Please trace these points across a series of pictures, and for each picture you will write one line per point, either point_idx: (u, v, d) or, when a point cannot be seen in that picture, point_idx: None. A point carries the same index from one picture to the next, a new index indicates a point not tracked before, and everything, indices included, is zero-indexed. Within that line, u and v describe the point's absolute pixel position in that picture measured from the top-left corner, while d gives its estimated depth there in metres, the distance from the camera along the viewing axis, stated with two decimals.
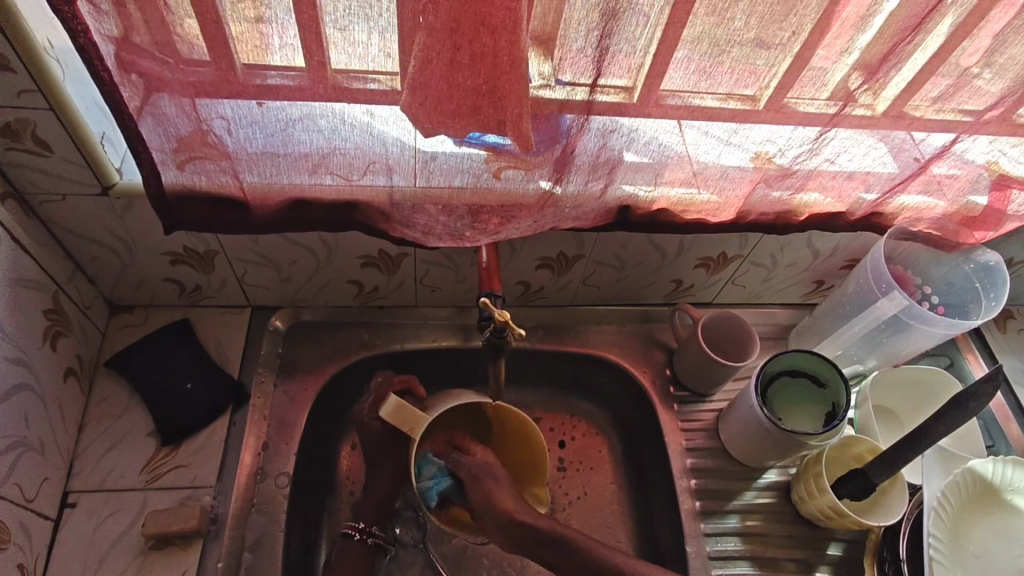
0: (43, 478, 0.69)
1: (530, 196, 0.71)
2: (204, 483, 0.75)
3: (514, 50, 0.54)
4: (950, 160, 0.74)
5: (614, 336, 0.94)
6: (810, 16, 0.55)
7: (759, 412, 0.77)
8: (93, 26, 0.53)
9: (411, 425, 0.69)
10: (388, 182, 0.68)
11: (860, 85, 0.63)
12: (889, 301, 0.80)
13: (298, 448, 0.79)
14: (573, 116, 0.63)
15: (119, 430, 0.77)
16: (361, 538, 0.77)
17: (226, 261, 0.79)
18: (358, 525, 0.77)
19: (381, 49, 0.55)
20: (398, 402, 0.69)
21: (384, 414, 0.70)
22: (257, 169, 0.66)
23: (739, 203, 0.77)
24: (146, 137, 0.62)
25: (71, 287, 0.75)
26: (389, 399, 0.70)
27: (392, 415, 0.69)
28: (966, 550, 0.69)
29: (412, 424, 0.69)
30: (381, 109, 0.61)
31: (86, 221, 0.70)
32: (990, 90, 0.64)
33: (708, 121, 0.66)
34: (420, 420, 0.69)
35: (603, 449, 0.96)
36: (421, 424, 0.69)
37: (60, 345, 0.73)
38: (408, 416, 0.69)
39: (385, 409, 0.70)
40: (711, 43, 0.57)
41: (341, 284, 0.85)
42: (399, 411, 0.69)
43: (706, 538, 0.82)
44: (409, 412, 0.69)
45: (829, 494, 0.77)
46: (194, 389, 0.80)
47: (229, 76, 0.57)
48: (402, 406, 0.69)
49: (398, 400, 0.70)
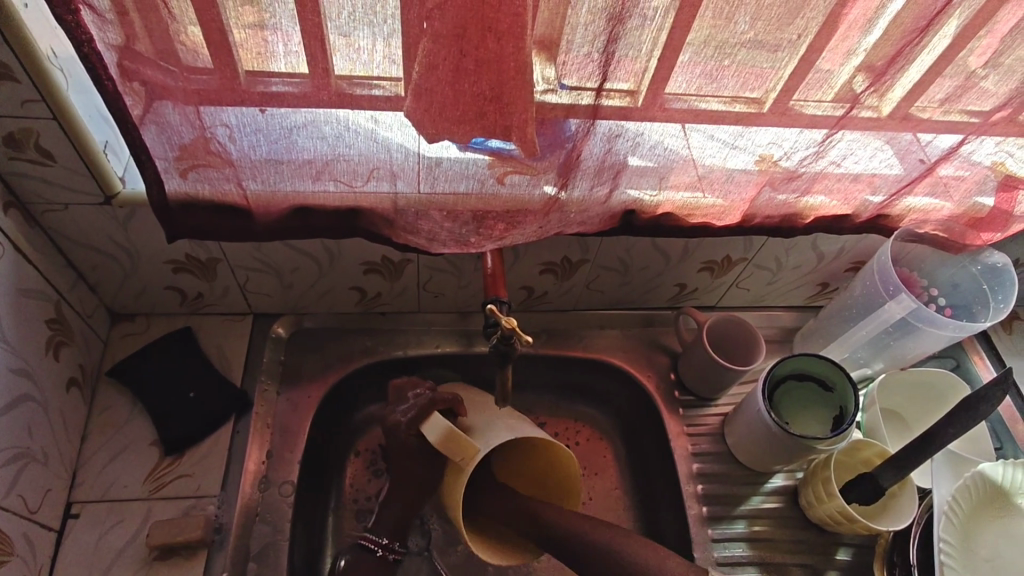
0: (47, 489, 0.69)
1: (535, 202, 0.71)
2: (208, 493, 0.75)
3: (519, 55, 0.54)
4: (956, 162, 0.73)
5: (618, 341, 0.94)
6: (816, 18, 0.55)
7: (766, 416, 0.77)
8: (96, 34, 0.53)
9: (462, 454, 0.68)
10: (392, 188, 0.68)
11: (865, 88, 0.62)
12: (897, 304, 0.79)
13: (302, 456, 0.78)
14: (578, 121, 0.63)
15: (122, 440, 0.77)
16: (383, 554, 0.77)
17: (228, 269, 0.78)
18: (381, 540, 0.77)
19: (385, 55, 0.55)
20: (449, 431, 0.67)
21: (433, 439, 0.68)
22: (260, 176, 0.65)
23: (744, 207, 0.77)
24: (149, 145, 0.61)
25: (73, 296, 0.74)
26: (440, 425, 0.67)
27: (440, 442, 0.67)
28: (976, 553, 0.68)
29: (463, 454, 0.68)
30: (385, 115, 0.61)
31: (89, 230, 0.70)
32: (997, 91, 0.64)
33: (713, 125, 0.65)
34: (472, 453, 0.68)
35: (608, 455, 0.95)
36: (473, 458, 0.68)
37: (62, 355, 0.72)
38: (459, 446, 0.68)
39: (435, 435, 0.67)
40: (716, 47, 0.57)
41: (344, 291, 0.84)
42: (449, 440, 0.67)
43: (714, 544, 0.81)
44: (460, 443, 0.67)
45: (839, 499, 0.76)
46: (197, 398, 0.79)
47: (232, 84, 0.57)
48: (453, 435, 0.67)
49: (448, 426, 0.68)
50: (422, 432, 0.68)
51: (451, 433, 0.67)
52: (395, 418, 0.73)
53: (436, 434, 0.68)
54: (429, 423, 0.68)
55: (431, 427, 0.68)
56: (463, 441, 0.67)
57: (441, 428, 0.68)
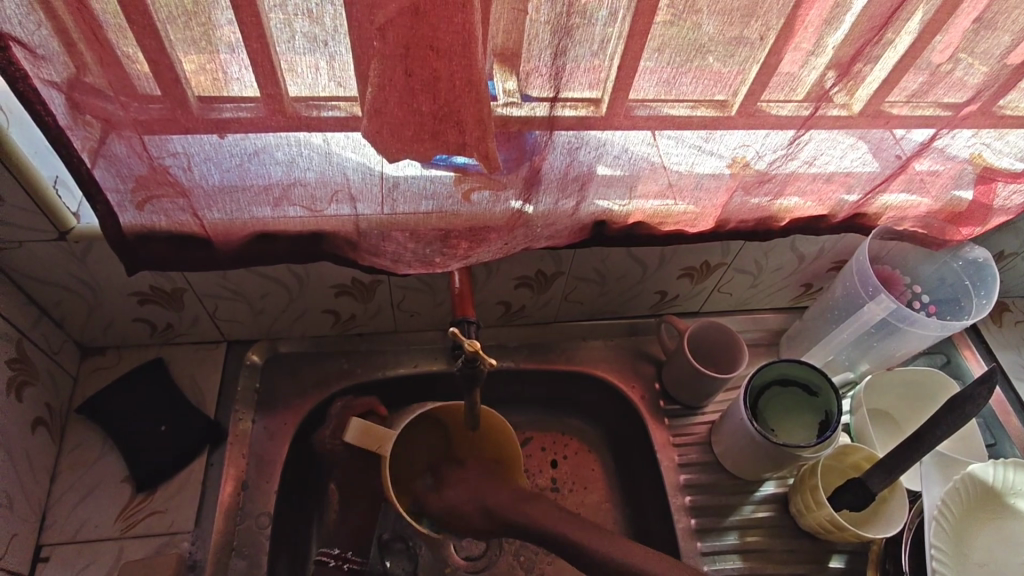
0: (12, 534, 0.68)
1: (499, 217, 0.69)
2: (181, 530, 0.73)
3: (470, 72, 0.52)
4: (932, 157, 0.72)
5: (601, 352, 0.92)
6: (774, 19, 0.54)
7: (749, 425, 0.76)
8: (31, 70, 0.52)
9: (377, 443, 0.73)
10: (353, 211, 0.66)
11: (834, 84, 0.61)
12: (877, 304, 0.78)
13: (279, 486, 0.76)
14: (538, 132, 0.61)
15: (92, 479, 0.75)
16: (335, 564, 0.76)
17: (195, 298, 0.77)
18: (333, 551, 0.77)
19: (333, 77, 0.54)
20: (363, 426, 0.74)
21: (351, 437, 0.74)
22: (217, 205, 0.64)
23: (717, 212, 0.75)
24: (99, 179, 0.60)
25: (36, 333, 0.73)
26: (353, 424, 0.74)
27: (357, 438, 0.73)
28: (970, 558, 0.66)
29: (378, 442, 0.73)
30: (338, 137, 0.59)
31: (47, 267, 0.68)
32: (969, 83, 0.62)
33: (679, 130, 0.64)
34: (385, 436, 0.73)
35: (596, 468, 0.94)
36: (386, 439, 0.72)
37: (25, 395, 0.71)
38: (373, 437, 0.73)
39: (351, 434, 0.74)
40: (675, 51, 0.56)
41: (316, 315, 0.83)
42: (363, 434, 0.73)
43: (704, 557, 0.79)
44: (376, 433, 0.73)
45: (827, 507, 0.75)
46: (168, 432, 0.78)
47: (180, 113, 0.55)
48: (366, 428, 0.73)
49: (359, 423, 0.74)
50: (343, 438, 0.74)
51: (362, 426, 0.74)
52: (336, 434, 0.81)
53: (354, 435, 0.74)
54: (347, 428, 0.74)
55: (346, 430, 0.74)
56: (375, 429, 0.73)
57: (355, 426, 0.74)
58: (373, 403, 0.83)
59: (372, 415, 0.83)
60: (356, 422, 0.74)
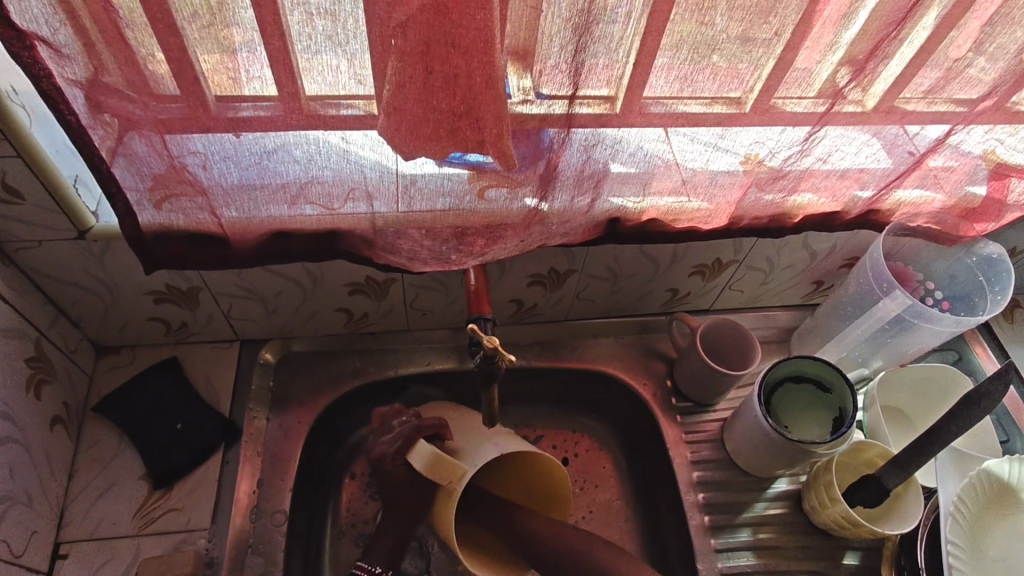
0: (32, 531, 0.68)
1: (516, 215, 0.69)
2: (198, 526, 0.74)
3: (488, 70, 0.52)
4: (946, 153, 0.72)
5: (612, 349, 0.92)
6: (791, 16, 0.54)
7: (764, 422, 0.76)
8: (55, 69, 0.52)
9: (449, 476, 0.69)
10: (369, 209, 0.67)
11: (848, 82, 0.61)
12: (891, 301, 0.78)
13: (294, 483, 0.77)
14: (554, 130, 0.61)
15: (110, 476, 0.76)
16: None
17: (211, 297, 0.77)
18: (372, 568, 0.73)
19: (352, 75, 0.54)
20: (434, 455, 0.68)
21: (420, 466, 0.69)
22: (235, 204, 0.64)
23: (730, 209, 0.75)
24: (119, 177, 0.60)
25: (54, 332, 0.73)
26: (424, 453, 0.68)
27: (427, 468, 0.68)
28: (986, 554, 0.66)
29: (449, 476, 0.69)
30: (356, 135, 0.60)
31: (65, 266, 0.69)
32: (983, 78, 0.62)
33: (694, 127, 0.64)
34: (458, 473, 0.69)
35: (607, 465, 0.94)
36: (459, 476, 0.69)
37: (44, 393, 0.71)
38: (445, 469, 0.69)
39: (421, 463, 0.68)
40: (691, 49, 0.56)
41: (330, 313, 0.83)
42: (434, 464, 0.68)
43: (717, 554, 0.79)
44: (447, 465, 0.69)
45: (842, 503, 0.75)
46: (185, 430, 0.78)
47: (200, 112, 0.56)
48: (438, 460, 0.68)
49: (431, 451, 0.69)
50: (408, 460, 0.69)
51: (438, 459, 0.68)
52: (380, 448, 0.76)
53: (421, 461, 0.69)
54: (415, 453, 0.69)
55: (416, 456, 0.68)
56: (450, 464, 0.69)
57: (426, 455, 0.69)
58: (441, 426, 0.75)
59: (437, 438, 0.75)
60: (428, 449, 0.68)
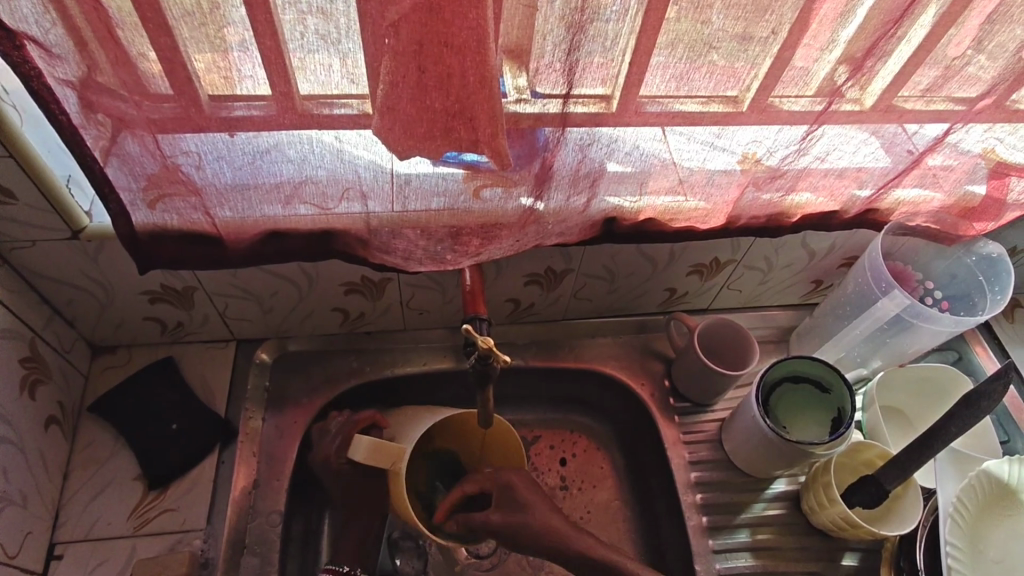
0: (27, 532, 0.68)
1: (511, 215, 0.69)
2: (194, 527, 0.74)
3: (482, 69, 0.52)
4: (945, 151, 0.71)
5: (610, 349, 0.92)
6: (788, 14, 0.53)
7: (762, 422, 0.75)
8: (46, 69, 0.52)
9: (392, 458, 0.69)
10: (364, 209, 0.66)
11: (846, 80, 0.60)
12: (890, 300, 0.77)
13: (289, 483, 0.76)
14: (549, 129, 0.61)
15: (105, 477, 0.76)
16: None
17: (206, 297, 0.77)
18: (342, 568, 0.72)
19: (345, 75, 0.54)
20: (373, 442, 0.69)
21: (361, 458, 0.69)
22: (228, 204, 0.64)
23: (728, 209, 0.75)
24: (112, 177, 0.60)
25: (49, 332, 0.73)
26: (362, 442, 0.69)
27: (369, 456, 0.69)
28: (986, 555, 0.66)
29: (393, 457, 0.70)
30: (349, 134, 0.59)
31: (59, 266, 0.69)
32: (982, 77, 0.62)
33: (690, 126, 0.64)
34: (401, 453, 0.70)
35: (604, 465, 0.93)
36: (403, 457, 0.69)
37: (39, 394, 0.71)
38: (386, 452, 0.70)
39: (360, 453, 0.69)
40: (687, 47, 0.55)
41: (326, 313, 0.83)
42: (375, 451, 0.69)
43: (716, 555, 0.79)
44: (387, 448, 0.69)
45: (840, 504, 0.75)
46: (180, 430, 0.78)
47: (192, 112, 0.55)
48: (377, 444, 0.69)
49: (370, 441, 0.69)
50: (351, 456, 0.69)
51: (375, 445, 0.69)
52: (324, 450, 0.75)
53: (364, 453, 0.69)
54: (354, 448, 0.70)
55: (354, 448, 0.69)
56: (388, 446, 0.69)
57: (364, 445, 0.69)
58: (377, 415, 0.75)
59: (376, 428, 0.75)
60: (364, 439, 0.69)
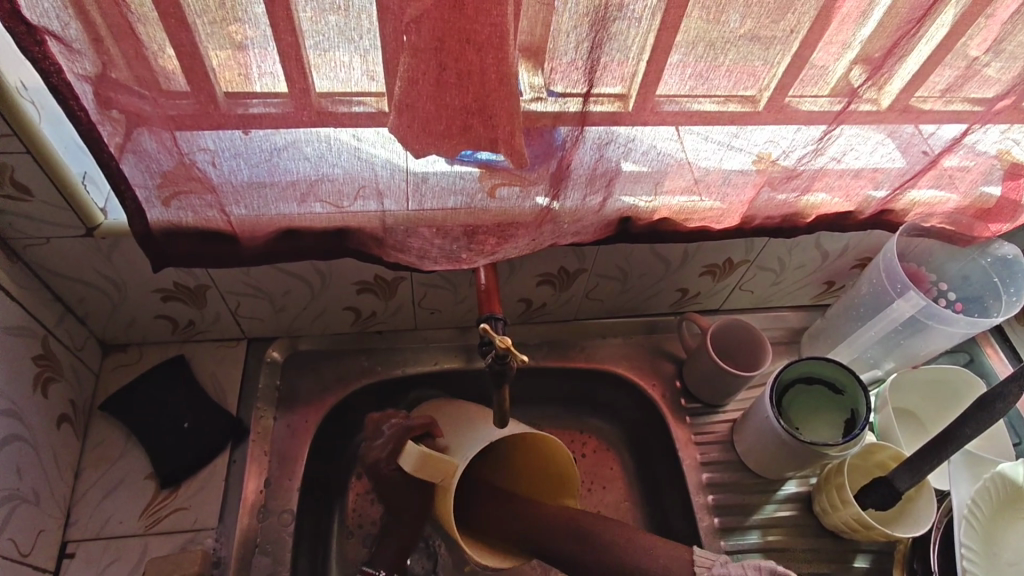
0: (39, 530, 0.68)
1: (527, 214, 0.69)
2: (205, 526, 0.73)
3: (501, 67, 0.52)
4: (961, 153, 0.71)
5: (622, 349, 0.92)
6: (809, 13, 0.53)
7: (776, 423, 0.75)
8: (65, 65, 0.51)
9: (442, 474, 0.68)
10: (380, 207, 0.66)
11: (863, 81, 0.60)
12: (905, 302, 0.77)
13: (301, 483, 0.76)
14: (567, 129, 0.61)
15: (117, 475, 0.76)
16: None
17: (218, 295, 0.76)
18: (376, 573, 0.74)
19: (364, 72, 0.53)
20: (425, 454, 0.66)
21: (411, 468, 0.66)
22: (244, 201, 0.64)
23: (743, 209, 0.74)
24: (128, 174, 0.60)
25: (61, 329, 0.73)
26: (415, 452, 0.65)
27: (419, 468, 0.66)
28: (1001, 558, 0.65)
29: (442, 473, 0.68)
30: (367, 132, 0.59)
31: (72, 263, 0.68)
32: (1000, 78, 0.61)
33: (708, 126, 0.63)
34: (451, 470, 0.68)
35: (615, 466, 0.93)
36: (453, 474, 0.68)
37: (51, 391, 0.71)
38: (437, 466, 0.67)
39: (411, 463, 0.66)
40: (706, 46, 0.55)
41: (338, 312, 0.83)
42: (426, 464, 0.66)
43: (727, 556, 0.79)
44: (438, 462, 0.67)
45: (853, 506, 0.74)
46: (192, 429, 0.78)
47: (210, 108, 0.55)
48: (431, 457, 0.66)
49: (421, 450, 0.66)
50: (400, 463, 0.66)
51: (426, 458, 0.66)
52: (375, 453, 0.72)
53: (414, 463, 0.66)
54: (403, 454, 0.66)
55: (405, 457, 0.66)
56: (440, 460, 0.67)
57: (415, 455, 0.66)
58: (431, 423, 0.73)
59: (427, 436, 0.73)
60: (418, 450, 0.65)
